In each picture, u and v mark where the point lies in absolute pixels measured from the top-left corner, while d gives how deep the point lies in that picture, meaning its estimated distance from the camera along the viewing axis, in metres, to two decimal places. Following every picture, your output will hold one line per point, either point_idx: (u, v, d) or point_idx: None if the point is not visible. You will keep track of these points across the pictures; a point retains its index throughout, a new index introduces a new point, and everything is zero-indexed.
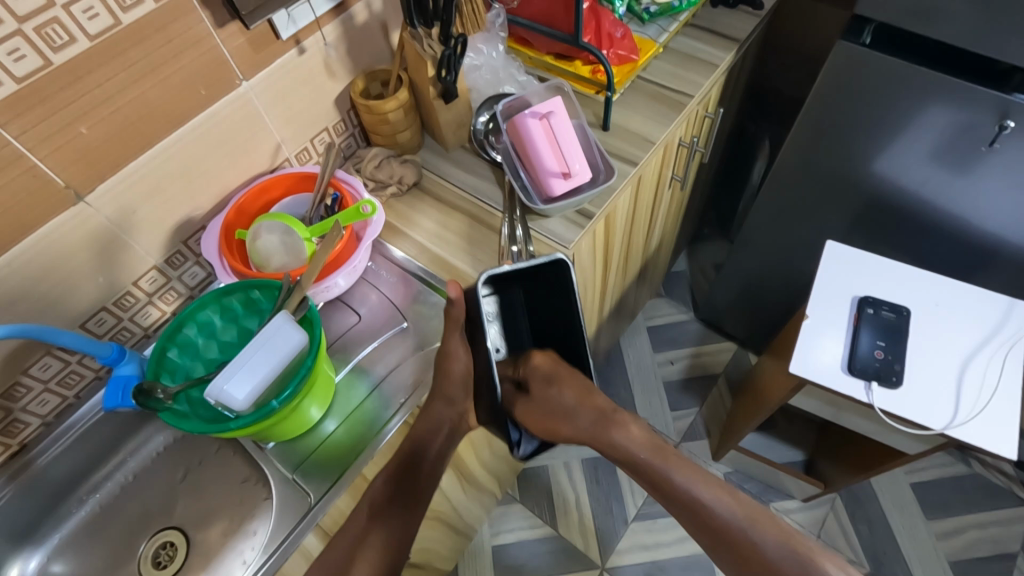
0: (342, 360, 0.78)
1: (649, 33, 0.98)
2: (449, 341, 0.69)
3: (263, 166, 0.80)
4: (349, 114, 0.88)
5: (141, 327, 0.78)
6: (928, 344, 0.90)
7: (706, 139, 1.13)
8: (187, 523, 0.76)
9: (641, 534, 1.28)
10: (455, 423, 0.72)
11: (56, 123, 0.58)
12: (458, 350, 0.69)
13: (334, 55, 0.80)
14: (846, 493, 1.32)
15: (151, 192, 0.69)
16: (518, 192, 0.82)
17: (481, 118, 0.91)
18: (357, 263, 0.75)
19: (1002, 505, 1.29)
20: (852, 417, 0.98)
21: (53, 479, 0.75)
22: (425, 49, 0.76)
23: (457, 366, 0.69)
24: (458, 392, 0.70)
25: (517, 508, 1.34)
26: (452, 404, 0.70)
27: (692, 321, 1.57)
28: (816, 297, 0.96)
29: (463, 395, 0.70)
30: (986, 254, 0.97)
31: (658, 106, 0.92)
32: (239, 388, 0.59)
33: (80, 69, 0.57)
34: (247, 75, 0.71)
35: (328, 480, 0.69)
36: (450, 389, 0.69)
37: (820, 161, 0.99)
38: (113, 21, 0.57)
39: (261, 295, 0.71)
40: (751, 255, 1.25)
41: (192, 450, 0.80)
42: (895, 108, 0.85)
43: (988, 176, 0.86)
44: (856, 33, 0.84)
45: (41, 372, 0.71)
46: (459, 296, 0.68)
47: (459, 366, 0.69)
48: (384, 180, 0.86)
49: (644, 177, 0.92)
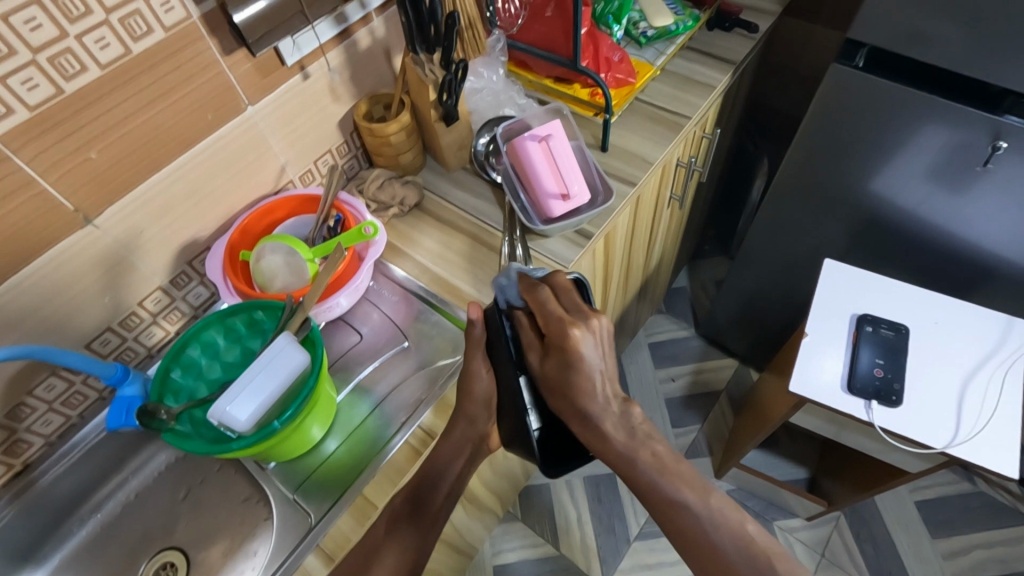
0: (343, 380, 0.78)
1: (647, 56, 1.00)
2: (471, 360, 0.70)
3: (268, 187, 0.82)
4: (353, 137, 0.90)
5: (145, 347, 0.78)
6: (928, 363, 0.90)
7: (705, 158, 1.15)
8: (187, 543, 0.76)
9: (643, 553, 1.27)
10: (476, 443, 0.73)
11: (66, 148, 0.60)
12: (481, 370, 0.70)
13: (337, 79, 0.81)
14: (850, 511, 1.31)
15: (158, 214, 0.71)
16: (518, 213, 0.84)
17: (481, 139, 0.93)
18: (359, 284, 0.76)
19: (1008, 524, 1.27)
20: (854, 435, 0.98)
21: (55, 498, 0.75)
22: (427, 73, 0.78)
23: (479, 386, 0.70)
24: (480, 412, 0.72)
25: (518, 527, 1.33)
26: (474, 424, 0.72)
27: (693, 338, 1.57)
28: (815, 315, 0.96)
29: (484, 415, 0.72)
30: (983, 272, 0.98)
31: (656, 127, 0.94)
32: (242, 409, 0.59)
33: (91, 96, 0.59)
34: (254, 100, 0.73)
35: (328, 500, 0.69)
36: (472, 408, 0.71)
37: (818, 180, 1.00)
38: (124, 50, 0.59)
39: (264, 315, 0.72)
40: (751, 272, 1.26)
41: (194, 470, 0.80)
42: (891, 129, 0.87)
43: (983, 195, 0.87)
44: (849, 56, 0.85)
45: (46, 393, 0.71)
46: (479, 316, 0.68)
47: (481, 385, 0.70)
48: (386, 201, 0.87)
49: (643, 197, 0.93)
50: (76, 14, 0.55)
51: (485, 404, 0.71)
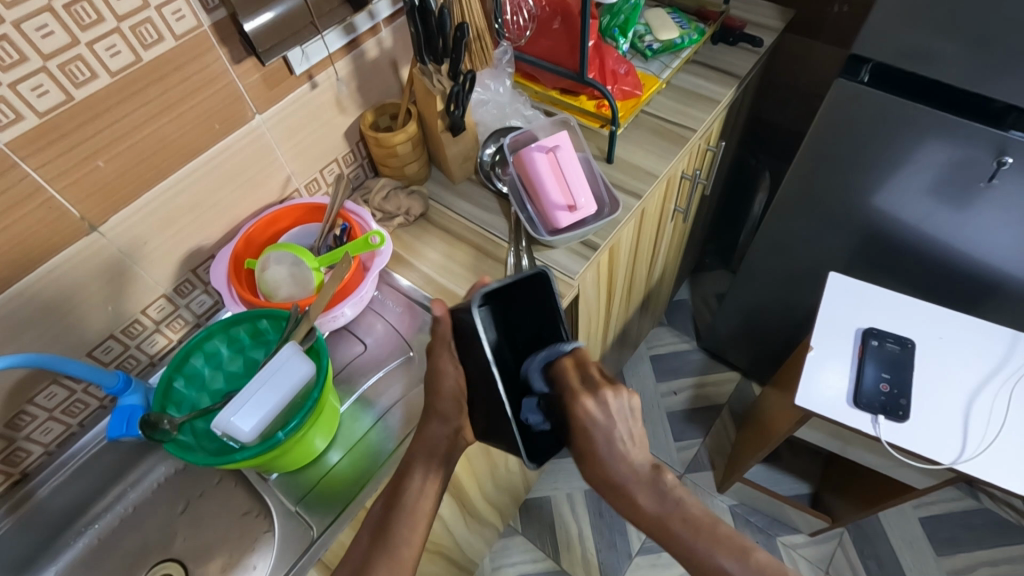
0: (346, 391, 0.77)
1: (652, 69, 1.00)
2: (437, 358, 0.67)
3: (273, 197, 0.81)
4: (359, 146, 0.90)
5: (148, 355, 0.78)
6: (935, 379, 0.89)
7: (708, 171, 1.15)
8: (186, 555, 0.74)
9: (645, 569, 1.26)
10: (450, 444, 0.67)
11: (74, 157, 0.60)
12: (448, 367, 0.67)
13: (345, 90, 0.82)
14: (853, 527, 1.30)
15: (163, 222, 0.70)
16: (523, 223, 0.84)
17: (487, 150, 0.93)
18: (364, 294, 0.76)
19: (1014, 542, 1.26)
20: (859, 451, 0.97)
21: (53, 509, 0.74)
22: (435, 84, 0.78)
23: (446, 383, 0.66)
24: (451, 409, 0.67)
25: (519, 541, 1.32)
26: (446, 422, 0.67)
27: (695, 350, 1.57)
28: (820, 330, 0.96)
29: (458, 412, 0.67)
30: (987, 288, 0.97)
31: (661, 140, 0.94)
32: (246, 420, 0.59)
33: (101, 105, 0.59)
34: (261, 109, 0.73)
35: (331, 514, 0.68)
36: (442, 406, 0.67)
37: (822, 195, 1.00)
38: (134, 58, 0.59)
39: (269, 325, 0.71)
40: (754, 286, 1.26)
41: (194, 481, 0.79)
42: (895, 144, 0.87)
43: (988, 211, 0.87)
44: (854, 73, 0.86)
45: (46, 401, 0.71)
46: (444, 314, 0.67)
47: (448, 382, 0.66)
48: (392, 211, 0.87)
49: (647, 210, 0.93)
50: (88, 23, 0.55)
51: (455, 402, 0.67)
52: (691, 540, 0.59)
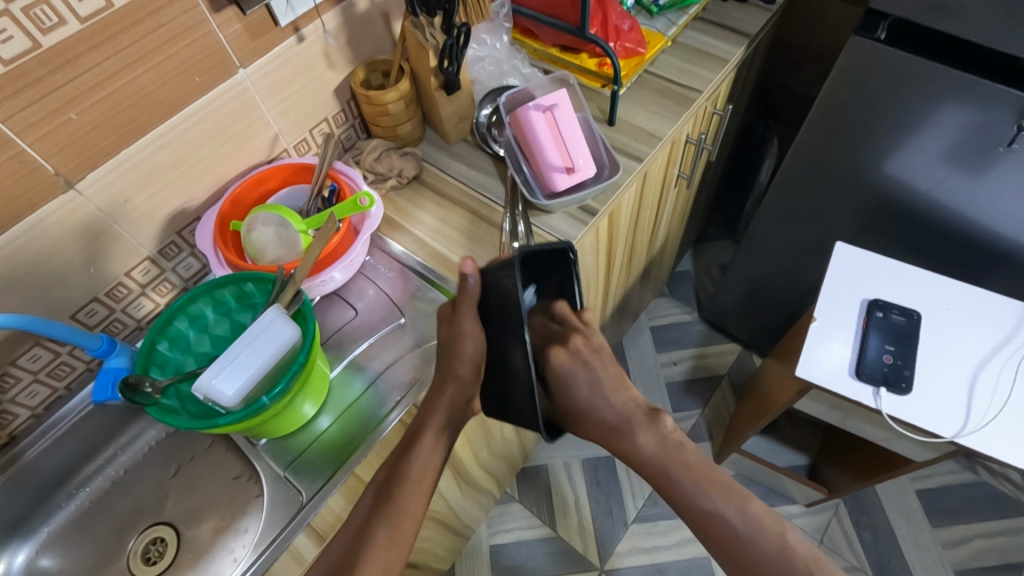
0: (336, 356, 0.76)
1: (657, 26, 0.96)
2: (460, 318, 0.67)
3: (261, 156, 0.79)
4: (350, 105, 0.86)
5: (134, 319, 0.76)
6: (941, 351, 0.87)
7: (714, 135, 1.11)
8: (177, 519, 0.74)
9: (640, 536, 1.26)
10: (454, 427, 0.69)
11: (45, 108, 0.57)
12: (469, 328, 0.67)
13: (333, 43, 0.78)
14: (849, 498, 1.30)
15: (143, 182, 0.68)
16: (520, 186, 0.81)
17: (484, 110, 0.89)
18: (354, 257, 0.74)
19: (1009, 515, 1.26)
20: (858, 423, 0.96)
21: (42, 470, 0.74)
22: (428, 38, 0.75)
23: (467, 346, 0.66)
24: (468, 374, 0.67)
25: (515, 508, 1.32)
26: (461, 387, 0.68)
27: (696, 321, 1.55)
28: (824, 300, 0.94)
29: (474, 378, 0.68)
30: (998, 258, 0.94)
31: (665, 101, 0.90)
32: (228, 383, 0.57)
33: (71, 51, 0.56)
34: (245, 63, 0.69)
35: (321, 478, 0.67)
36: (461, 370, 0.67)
37: (831, 162, 0.97)
38: (104, 3, 0.56)
39: (255, 288, 0.69)
40: (758, 257, 1.23)
41: (184, 446, 0.78)
42: (910, 108, 0.83)
43: (1004, 178, 0.83)
44: (871, 29, 0.81)
45: (30, 363, 0.69)
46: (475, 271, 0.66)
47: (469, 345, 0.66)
48: (384, 173, 0.84)
49: (650, 173, 0.90)
50: None
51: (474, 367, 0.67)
52: (693, 487, 0.67)
